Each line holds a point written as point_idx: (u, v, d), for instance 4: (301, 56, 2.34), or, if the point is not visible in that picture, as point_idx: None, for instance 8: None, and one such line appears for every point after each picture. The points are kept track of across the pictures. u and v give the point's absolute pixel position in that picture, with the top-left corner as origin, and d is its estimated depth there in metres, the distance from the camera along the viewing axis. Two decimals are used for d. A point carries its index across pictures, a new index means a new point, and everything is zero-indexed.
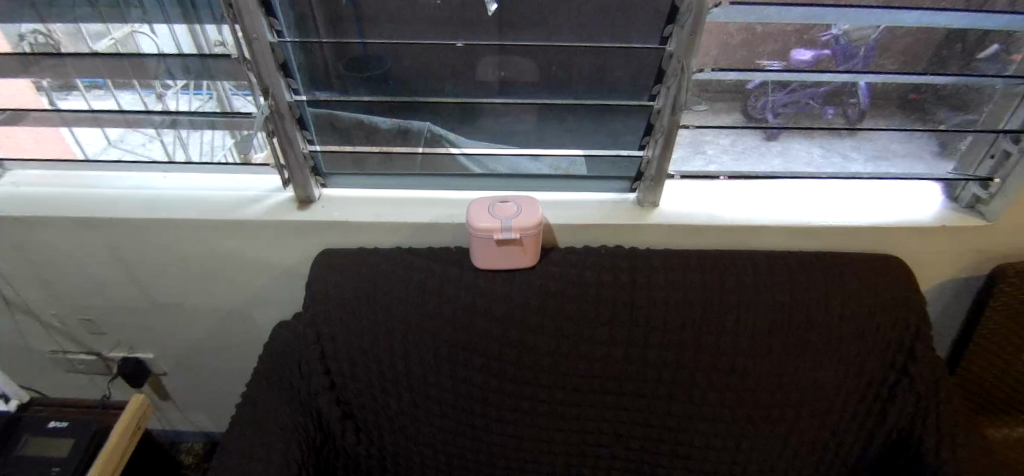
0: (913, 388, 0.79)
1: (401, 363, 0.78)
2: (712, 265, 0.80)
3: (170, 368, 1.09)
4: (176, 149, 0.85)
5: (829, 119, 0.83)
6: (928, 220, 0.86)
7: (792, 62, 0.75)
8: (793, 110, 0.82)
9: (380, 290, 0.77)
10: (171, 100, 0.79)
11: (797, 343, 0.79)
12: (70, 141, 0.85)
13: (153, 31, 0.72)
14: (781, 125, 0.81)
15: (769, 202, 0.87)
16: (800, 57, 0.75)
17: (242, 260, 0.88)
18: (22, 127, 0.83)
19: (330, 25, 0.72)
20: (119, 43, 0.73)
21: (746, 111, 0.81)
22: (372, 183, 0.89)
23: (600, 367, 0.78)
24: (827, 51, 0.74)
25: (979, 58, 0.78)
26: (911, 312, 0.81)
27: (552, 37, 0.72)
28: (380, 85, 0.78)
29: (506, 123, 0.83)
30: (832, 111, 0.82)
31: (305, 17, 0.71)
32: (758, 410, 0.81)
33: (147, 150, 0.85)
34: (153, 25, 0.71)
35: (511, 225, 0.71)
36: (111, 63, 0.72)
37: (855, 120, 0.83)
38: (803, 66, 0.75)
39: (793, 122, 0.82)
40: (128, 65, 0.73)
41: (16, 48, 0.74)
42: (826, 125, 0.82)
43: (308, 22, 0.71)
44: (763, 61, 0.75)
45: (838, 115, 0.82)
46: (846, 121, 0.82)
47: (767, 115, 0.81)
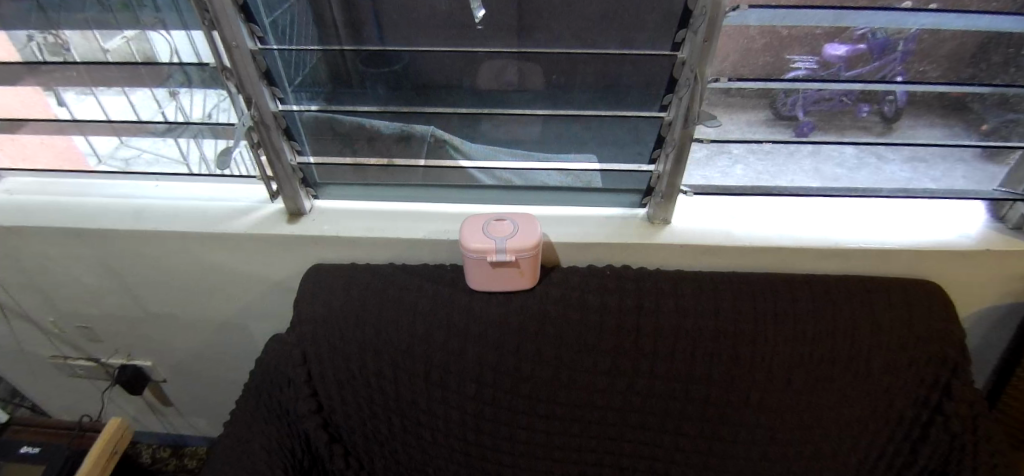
0: (947, 428, 0.72)
1: (391, 387, 0.74)
2: (726, 290, 0.75)
3: (169, 375, 1.08)
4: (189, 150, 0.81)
5: (863, 119, 0.75)
6: (970, 243, 0.78)
7: (826, 58, 0.68)
8: (825, 108, 0.74)
9: (371, 311, 0.74)
10: (183, 98, 0.75)
11: (818, 377, 0.73)
12: (80, 145, 0.82)
13: (168, 33, 0.68)
14: (809, 125, 0.74)
15: (790, 220, 0.81)
16: (835, 52, 0.68)
17: (234, 273, 0.85)
18: (30, 133, 0.80)
19: (352, 29, 0.68)
20: (133, 43, 0.69)
21: (774, 109, 0.74)
22: (369, 194, 0.84)
23: (602, 398, 0.73)
24: (862, 45, 0.67)
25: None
26: (947, 345, 0.73)
27: (553, 43, 0.66)
28: (373, 95, 0.74)
29: (507, 132, 0.77)
30: (866, 109, 0.75)
31: (303, 25, 0.67)
32: (776, 447, 0.74)
33: (162, 149, 0.82)
34: (170, 28, 0.67)
35: (505, 247, 0.67)
36: (125, 69, 0.69)
37: (891, 119, 0.75)
38: (836, 61, 0.68)
39: (822, 122, 0.75)
40: (143, 71, 0.69)
41: (28, 49, 0.70)
42: (859, 127, 0.74)
43: (328, 28, 0.68)
44: (792, 58, 0.68)
45: (872, 114, 0.75)
46: (880, 125, 0.74)
47: (796, 112, 0.74)
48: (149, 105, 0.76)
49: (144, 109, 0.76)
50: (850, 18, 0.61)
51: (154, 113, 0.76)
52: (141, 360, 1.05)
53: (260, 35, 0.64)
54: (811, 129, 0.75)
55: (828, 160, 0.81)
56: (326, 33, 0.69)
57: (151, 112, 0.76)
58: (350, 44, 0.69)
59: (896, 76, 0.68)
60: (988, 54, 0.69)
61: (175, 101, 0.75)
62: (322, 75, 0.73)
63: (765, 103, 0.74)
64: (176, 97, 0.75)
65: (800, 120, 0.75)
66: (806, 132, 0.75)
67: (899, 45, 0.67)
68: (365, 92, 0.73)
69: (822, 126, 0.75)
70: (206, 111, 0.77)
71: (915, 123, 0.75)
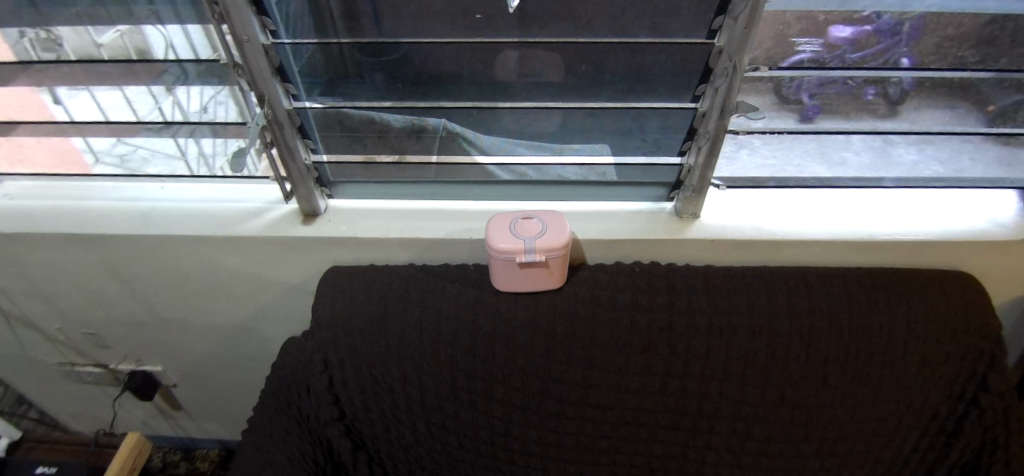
0: (981, 421, 0.71)
1: (415, 392, 0.72)
2: (759, 286, 0.72)
3: (180, 380, 1.05)
4: (189, 146, 0.78)
5: (869, 101, 0.73)
6: (1007, 233, 0.76)
7: (830, 40, 0.65)
8: (830, 91, 0.72)
9: (393, 315, 0.71)
10: (180, 94, 0.70)
11: (855, 373, 0.71)
12: (79, 147, 0.79)
13: (163, 26, 0.63)
14: (815, 109, 0.71)
15: (822, 212, 0.78)
16: (840, 33, 0.64)
17: (247, 276, 0.82)
18: (28, 135, 0.76)
19: (347, 20, 0.62)
20: (126, 36, 0.64)
21: (779, 92, 0.72)
22: (385, 192, 0.82)
23: (633, 400, 0.71)
24: (869, 26, 0.64)
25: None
26: (986, 339, 0.72)
27: (581, 33, 0.63)
28: (372, 86, 0.68)
29: (528, 126, 0.73)
30: (872, 91, 0.72)
31: (297, 16, 0.62)
32: (810, 445, 0.72)
33: (160, 144, 0.78)
34: (164, 23, 0.63)
35: (535, 246, 0.65)
36: (119, 65, 0.66)
37: (897, 101, 0.72)
38: (841, 43, 0.65)
39: (829, 106, 0.72)
40: (138, 67, 0.66)
41: (18, 44, 0.66)
42: (867, 110, 0.73)
43: (325, 21, 0.62)
44: (796, 40, 0.65)
45: (879, 96, 0.72)
46: (887, 107, 0.73)
47: (801, 96, 0.71)
48: (144, 99, 0.71)
49: (140, 104, 0.72)
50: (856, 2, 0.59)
51: (151, 107, 0.72)
52: (151, 365, 1.02)
53: (273, 28, 0.61)
54: (818, 113, 0.72)
55: (839, 144, 0.79)
56: (321, 24, 0.62)
57: (148, 108, 0.72)
58: (347, 37, 0.63)
59: (901, 58, 0.66)
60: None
61: (172, 95, 0.70)
62: (319, 63, 0.66)
63: (771, 86, 0.71)
64: (173, 91, 0.70)
65: (806, 104, 0.72)
66: (812, 117, 0.72)
67: (938, 31, 0.65)
68: (364, 80, 0.67)
69: (830, 109, 0.72)
70: (204, 104, 0.72)
71: (923, 102, 0.73)
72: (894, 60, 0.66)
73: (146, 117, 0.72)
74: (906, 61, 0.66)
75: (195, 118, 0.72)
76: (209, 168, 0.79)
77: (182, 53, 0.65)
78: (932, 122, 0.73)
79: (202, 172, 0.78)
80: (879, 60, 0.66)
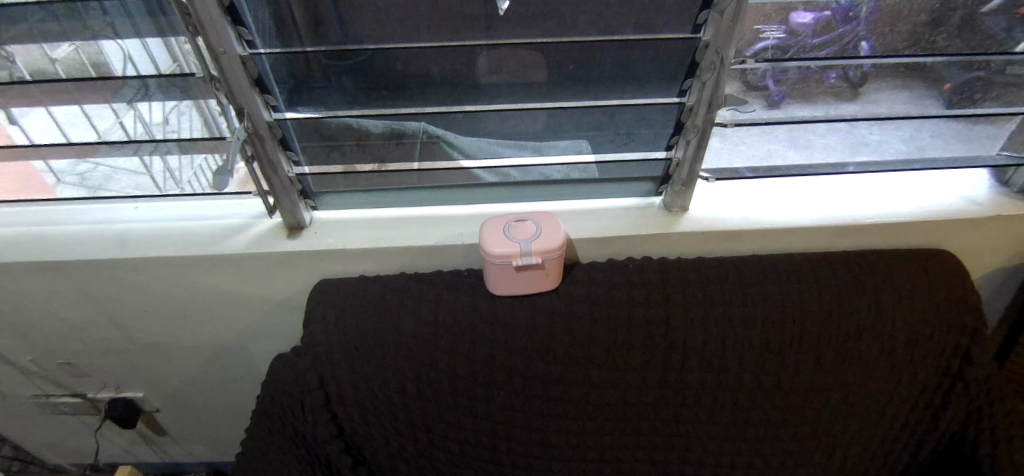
0: (967, 393, 0.73)
1: (415, 402, 0.70)
2: (750, 274, 0.74)
3: (164, 404, 1.01)
4: (155, 161, 0.74)
5: (831, 85, 0.74)
6: (983, 210, 0.79)
7: (793, 27, 0.66)
8: (795, 76, 0.73)
9: (388, 326, 0.70)
10: (143, 108, 0.67)
11: (846, 354, 0.72)
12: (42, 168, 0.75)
13: (121, 39, 0.60)
14: (781, 95, 0.73)
15: (806, 199, 0.80)
16: (801, 20, 0.65)
17: (232, 294, 0.80)
18: None
19: (313, 26, 0.61)
20: (81, 49, 0.61)
21: (745, 80, 0.72)
22: (371, 200, 0.80)
23: (634, 395, 0.71)
24: (827, 12, 0.66)
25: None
26: (965, 313, 0.75)
27: (566, 31, 0.62)
28: (339, 89, 0.66)
29: (512, 127, 0.73)
30: (834, 75, 0.74)
31: (257, 22, 0.59)
32: (807, 428, 0.73)
33: (122, 160, 0.73)
34: (122, 35, 0.60)
35: (531, 249, 0.65)
36: (75, 81, 0.63)
37: (858, 84, 0.74)
38: (802, 30, 0.66)
39: (795, 91, 0.74)
40: (96, 83, 0.63)
41: None
42: (830, 94, 0.74)
43: (288, 26, 0.61)
44: (761, 28, 0.66)
45: (841, 80, 0.74)
46: (849, 90, 0.75)
47: (767, 83, 0.73)
48: (104, 115, 0.68)
49: (101, 121, 0.68)
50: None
51: (111, 124, 0.68)
52: (131, 392, 0.98)
53: (249, 38, 0.59)
54: (783, 99, 0.74)
55: (805, 129, 0.81)
56: (285, 32, 0.61)
57: (109, 124, 0.68)
58: (312, 44, 0.62)
59: (860, 43, 0.68)
60: (989, 20, 0.69)
61: (133, 109, 0.66)
62: (281, 69, 0.64)
63: (738, 74, 0.71)
64: (134, 106, 0.66)
65: (772, 90, 0.73)
66: (778, 103, 0.74)
67: (912, 17, 0.67)
68: (330, 84, 0.66)
69: (794, 94, 0.74)
70: (166, 117, 0.67)
71: (881, 85, 0.74)
72: (854, 43, 0.68)
73: (107, 135, 0.68)
74: (865, 45, 0.68)
75: (158, 133, 0.68)
76: (182, 185, 0.75)
77: (142, 67, 0.62)
78: (889, 104, 0.75)
79: (176, 188, 0.75)
80: (837, 45, 0.67)
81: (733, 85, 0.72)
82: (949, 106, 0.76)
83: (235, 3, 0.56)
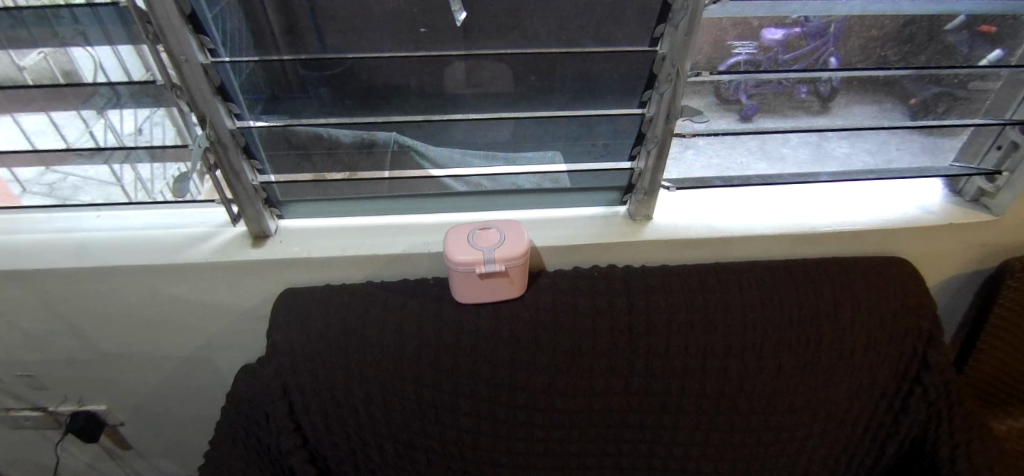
0: (925, 397, 0.75)
1: (380, 412, 0.69)
2: (713, 282, 0.75)
3: (129, 418, 0.99)
4: (126, 172, 0.74)
5: (802, 99, 0.77)
6: (936, 217, 0.82)
7: (763, 42, 0.68)
8: (767, 90, 0.75)
9: (353, 335, 0.70)
10: (114, 118, 0.67)
11: (807, 359, 0.74)
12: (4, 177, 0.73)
13: (92, 47, 0.60)
14: (753, 108, 0.75)
15: (766, 208, 0.82)
16: (772, 36, 0.68)
17: (198, 304, 0.79)
18: None
19: (290, 36, 0.62)
20: (51, 57, 0.61)
21: (718, 93, 0.75)
22: (338, 209, 0.80)
23: (600, 402, 0.71)
24: (797, 28, 0.68)
25: (984, 57, 0.73)
26: (922, 318, 0.77)
27: (529, 43, 0.64)
28: (319, 101, 0.67)
29: (480, 136, 0.73)
30: (804, 90, 0.76)
31: (235, 33, 0.61)
32: (771, 432, 0.74)
33: (92, 170, 0.73)
34: (93, 43, 0.60)
35: (494, 257, 0.65)
36: (45, 88, 0.63)
37: (827, 98, 0.77)
38: (773, 45, 0.69)
39: (765, 104, 0.76)
40: (66, 91, 0.63)
41: None
42: (800, 107, 0.77)
43: (266, 35, 0.62)
44: (733, 43, 0.68)
45: (811, 94, 0.77)
46: (818, 104, 0.77)
47: (740, 96, 0.75)
48: (73, 123, 0.67)
49: (70, 129, 0.68)
50: (784, 6, 0.63)
51: (81, 132, 0.68)
52: (95, 405, 0.96)
53: (211, 47, 0.59)
54: (755, 113, 0.76)
55: (778, 141, 0.83)
56: (263, 45, 0.62)
57: (79, 133, 0.68)
58: (290, 54, 0.63)
59: (829, 58, 0.70)
60: (952, 37, 0.71)
61: (103, 118, 0.66)
62: (261, 78, 0.65)
63: (711, 88, 0.74)
64: (104, 115, 0.66)
65: (743, 104, 0.75)
66: (750, 116, 0.76)
67: (862, 32, 0.69)
68: (309, 95, 0.67)
69: (766, 108, 0.76)
70: (139, 126, 0.68)
71: (851, 100, 0.77)
72: (824, 58, 0.70)
73: (77, 144, 0.68)
74: (834, 60, 0.70)
75: (129, 141, 0.68)
76: (154, 195, 0.75)
77: (113, 74, 0.62)
78: (863, 117, 0.77)
79: (149, 200, 0.75)
80: (808, 60, 0.70)
81: (707, 98, 0.75)
82: (916, 117, 0.78)
83: (197, 12, 0.56)
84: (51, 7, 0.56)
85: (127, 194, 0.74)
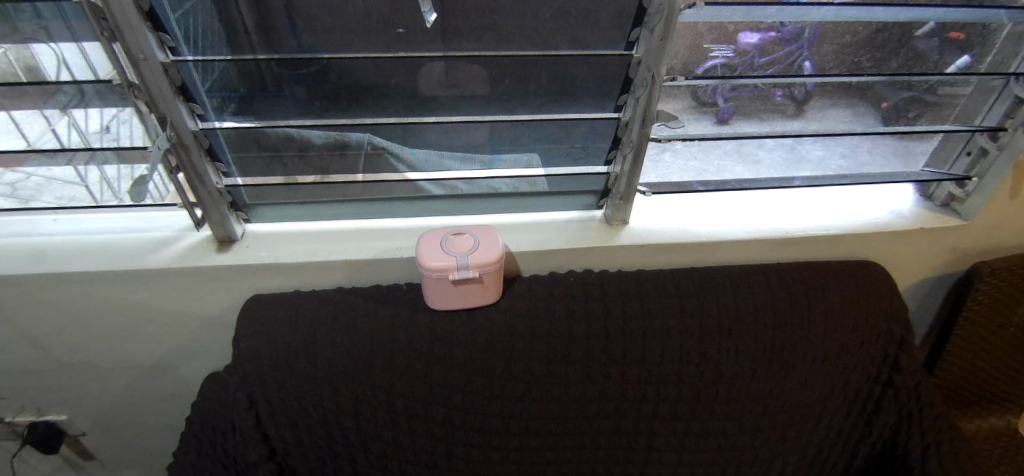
0: (897, 400, 0.76)
1: (351, 422, 0.67)
2: (689, 288, 0.75)
3: (91, 427, 0.95)
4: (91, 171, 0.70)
5: (778, 103, 0.76)
6: (908, 222, 0.83)
7: (740, 46, 0.68)
8: (744, 93, 0.74)
9: (323, 344, 0.68)
10: (80, 115, 0.63)
11: (782, 364, 0.74)
12: None
13: (56, 44, 0.57)
14: (730, 111, 0.75)
15: (741, 213, 0.82)
16: (749, 40, 0.68)
17: (161, 311, 0.76)
18: None
19: (259, 35, 0.60)
20: (11, 52, 0.58)
21: (695, 95, 0.74)
22: (308, 213, 0.78)
23: (576, 409, 0.71)
24: (773, 33, 0.68)
25: (953, 63, 0.74)
26: (895, 323, 0.78)
27: (503, 45, 0.63)
28: (293, 98, 0.64)
29: (455, 138, 0.71)
30: (781, 93, 0.75)
31: (204, 30, 0.59)
32: (745, 436, 0.74)
33: (55, 170, 0.69)
34: (58, 40, 0.57)
35: (467, 263, 0.64)
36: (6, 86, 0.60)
37: (802, 101, 0.77)
38: (750, 49, 0.68)
39: (744, 109, 0.76)
40: (28, 88, 0.60)
41: None
42: (775, 111, 0.77)
43: (240, 34, 0.59)
44: (710, 46, 0.68)
45: (787, 97, 0.76)
46: (794, 108, 0.77)
47: (716, 99, 0.74)
48: (34, 122, 0.64)
49: (31, 127, 0.64)
50: (760, 12, 0.63)
51: (43, 131, 0.65)
52: (54, 415, 0.92)
53: (172, 45, 0.57)
54: (731, 116, 0.76)
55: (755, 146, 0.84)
56: (235, 41, 0.60)
57: (41, 131, 0.65)
58: (265, 52, 0.61)
59: (803, 62, 0.70)
60: (922, 43, 0.71)
61: (67, 116, 0.63)
62: (234, 77, 0.62)
63: (688, 92, 0.74)
64: (68, 112, 0.63)
65: (721, 107, 0.75)
66: (727, 119, 0.76)
67: (836, 38, 0.70)
68: (283, 92, 0.64)
69: (742, 111, 0.76)
70: (106, 125, 0.65)
71: (825, 103, 0.78)
72: (798, 64, 0.70)
73: (39, 143, 0.65)
74: (808, 64, 0.70)
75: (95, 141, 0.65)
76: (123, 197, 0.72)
77: (78, 71, 0.59)
78: (834, 120, 0.79)
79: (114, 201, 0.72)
80: (783, 64, 0.70)
81: (684, 100, 0.74)
82: (888, 123, 0.80)
83: (156, 9, 0.54)
84: (10, 1, 0.54)
85: (94, 198, 0.72)
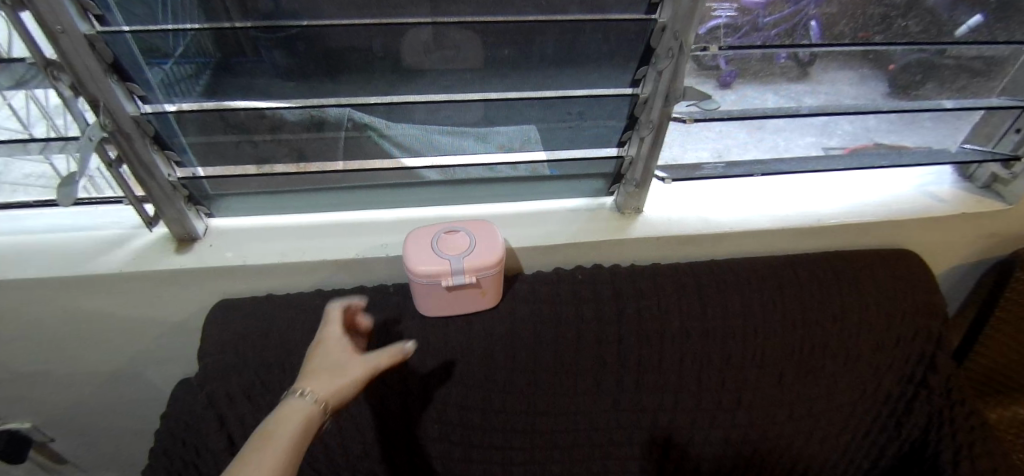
0: (930, 400, 0.69)
1: (334, 442, 0.60)
2: (709, 285, 0.67)
3: (59, 434, 0.88)
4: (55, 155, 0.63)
5: (781, 65, 0.66)
6: (949, 206, 0.75)
7: (744, 3, 0.58)
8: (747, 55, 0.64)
9: (301, 356, 0.60)
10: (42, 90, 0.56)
11: (809, 366, 0.68)
12: None
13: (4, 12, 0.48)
14: (732, 75, 0.65)
15: (766, 198, 0.74)
16: None
17: (121, 318, 0.68)
18: None
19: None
20: None
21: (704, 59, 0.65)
22: (283, 206, 0.69)
23: (585, 421, 0.64)
24: None
25: (963, 23, 0.64)
26: (933, 320, 0.71)
27: (501, 10, 0.53)
28: (273, 66, 0.54)
29: (446, 118, 0.62)
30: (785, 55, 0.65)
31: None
32: (767, 441, 0.68)
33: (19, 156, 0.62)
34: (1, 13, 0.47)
35: (463, 266, 0.56)
36: None
37: (806, 64, 0.66)
38: (755, 8, 0.58)
39: (744, 73, 0.65)
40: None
41: None
42: (779, 75, 0.66)
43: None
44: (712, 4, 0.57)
45: (791, 60, 0.65)
46: (796, 71, 0.67)
47: (718, 61, 0.64)
48: None
49: None
50: None
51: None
52: (17, 422, 0.84)
53: (97, 13, 0.46)
54: (734, 79, 0.66)
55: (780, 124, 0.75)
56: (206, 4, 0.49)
57: None
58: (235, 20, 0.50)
59: (809, 22, 0.61)
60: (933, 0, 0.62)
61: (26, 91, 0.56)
62: (208, 44, 0.51)
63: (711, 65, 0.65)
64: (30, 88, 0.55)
65: (722, 70, 0.65)
66: (729, 83, 0.66)
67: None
68: (261, 59, 0.53)
69: (743, 74, 0.65)
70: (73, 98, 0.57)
71: (829, 65, 0.68)
72: (803, 24, 0.61)
73: None
74: (813, 24, 0.61)
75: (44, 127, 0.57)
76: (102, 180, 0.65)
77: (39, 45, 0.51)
78: (842, 89, 0.70)
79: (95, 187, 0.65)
80: (788, 25, 0.60)
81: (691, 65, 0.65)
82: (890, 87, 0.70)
83: None
84: None
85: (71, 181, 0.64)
